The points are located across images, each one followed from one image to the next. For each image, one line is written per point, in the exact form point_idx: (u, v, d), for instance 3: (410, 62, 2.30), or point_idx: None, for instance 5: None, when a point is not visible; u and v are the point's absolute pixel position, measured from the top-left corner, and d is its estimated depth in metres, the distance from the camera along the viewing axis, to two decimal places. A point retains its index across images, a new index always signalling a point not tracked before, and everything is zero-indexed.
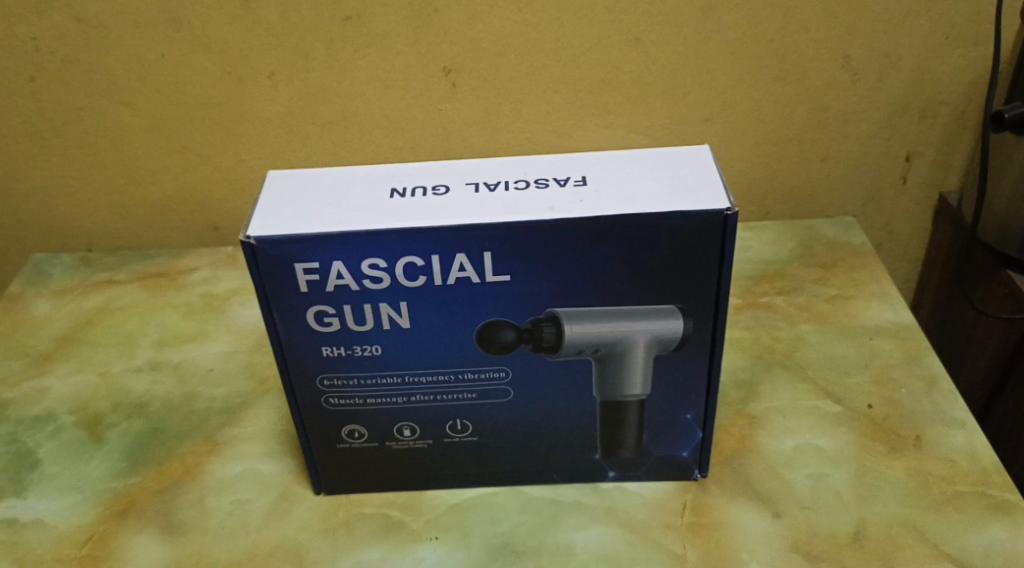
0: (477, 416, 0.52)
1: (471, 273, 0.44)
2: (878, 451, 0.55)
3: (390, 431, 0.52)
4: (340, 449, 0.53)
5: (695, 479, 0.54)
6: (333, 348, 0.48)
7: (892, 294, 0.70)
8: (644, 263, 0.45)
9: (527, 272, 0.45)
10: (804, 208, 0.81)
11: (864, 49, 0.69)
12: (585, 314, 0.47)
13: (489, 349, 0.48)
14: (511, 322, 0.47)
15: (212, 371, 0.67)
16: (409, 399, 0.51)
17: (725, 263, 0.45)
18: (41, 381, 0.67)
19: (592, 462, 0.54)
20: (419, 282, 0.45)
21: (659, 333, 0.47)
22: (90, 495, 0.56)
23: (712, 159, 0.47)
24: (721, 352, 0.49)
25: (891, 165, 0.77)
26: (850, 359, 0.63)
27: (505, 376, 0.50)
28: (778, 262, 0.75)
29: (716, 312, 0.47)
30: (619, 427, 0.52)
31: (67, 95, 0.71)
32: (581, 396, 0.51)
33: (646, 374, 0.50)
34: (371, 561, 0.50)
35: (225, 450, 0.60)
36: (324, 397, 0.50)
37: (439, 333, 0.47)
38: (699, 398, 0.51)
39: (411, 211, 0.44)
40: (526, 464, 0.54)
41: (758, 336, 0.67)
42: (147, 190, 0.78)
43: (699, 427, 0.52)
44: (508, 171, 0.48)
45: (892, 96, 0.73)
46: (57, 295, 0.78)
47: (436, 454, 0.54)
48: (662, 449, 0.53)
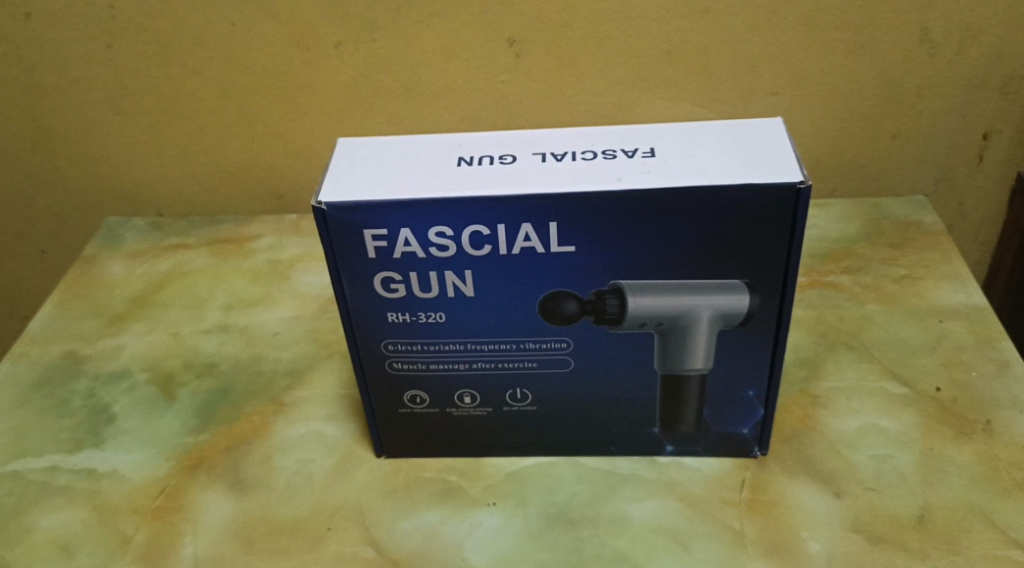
0: (537, 386, 0.52)
1: (537, 243, 0.44)
2: (946, 435, 0.54)
3: (451, 398, 0.53)
4: (402, 413, 0.54)
5: (754, 456, 0.54)
6: (398, 314, 0.49)
7: (964, 275, 0.68)
8: (711, 236, 0.44)
9: (592, 244, 0.45)
10: (873, 186, 0.79)
11: (945, 19, 0.66)
12: (649, 287, 0.47)
13: (552, 319, 0.48)
14: (575, 293, 0.47)
15: (278, 335, 0.69)
16: (470, 367, 0.51)
17: (796, 239, 0.44)
18: (117, 340, 0.70)
19: (650, 435, 0.54)
20: (484, 251, 0.45)
21: (723, 308, 0.47)
22: (164, 449, 0.59)
23: (786, 132, 0.46)
24: (787, 329, 0.48)
25: (968, 142, 0.74)
26: (919, 341, 0.62)
27: (566, 346, 0.50)
28: (844, 241, 0.73)
29: (784, 288, 0.46)
30: (679, 401, 0.52)
31: (141, 63, 0.73)
32: (641, 369, 0.51)
33: (709, 350, 0.50)
34: (430, 523, 0.52)
35: (291, 411, 0.61)
36: (387, 362, 0.51)
37: (502, 302, 0.48)
38: (762, 375, 0.51)
39: (478, 180, 0.44)
40: (583, 436, 0.55)
41: (822, 315, 0.65)
42: (215, 158, 0.80)
43: (761, 405, 0.52)
44: (575, 142, 0.48)
45: (972, 70, 0.69)
46: (130, 258, 0.81)
47: (495, 422, 0.54)
48: (722, 424, 0.53)
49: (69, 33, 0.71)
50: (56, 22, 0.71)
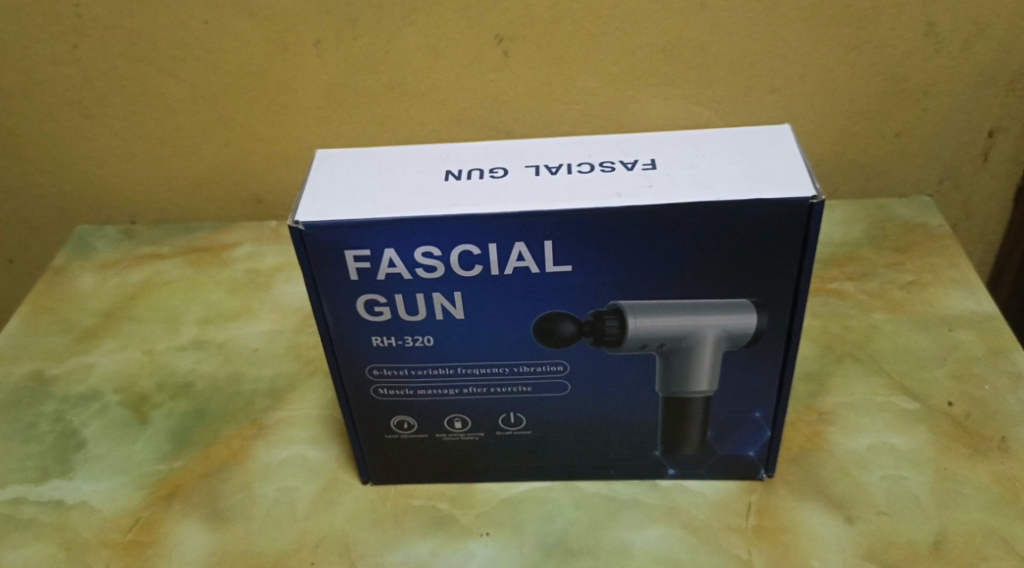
0: (531, 410, 0.49)
1: (531, 263, 0.41)
2: (960, 453, 0.52)
3: (440, 422, 0.50)
4: (389, 439, 0.51)
5: (760, 479, 0.52)
6: (383, 338, 0.46)
7: (973, 280, 0.65)
8: (717, 254, 0.41)
9: (590, 263, 0.42)
10: (875, 186, 0.76)
11: (952, 14, 0.64)
12: (650, 307, 0.44)
13: (547, 341, 0.45)
14: (572, 315, 0.44)
15: (258, 351, 0.66)
16: (461, 391, 0.48)
17: (808, 256, 0.41)
18: (87, 358, 0.66)
19: (651, 459, 0.52)
20: (475, 271, 0.42)
21: (730, 329, 0.44)
22: (137, 477, 0.56)
23: (796, 141, 0.43)
24: (797, 350, 0.45)
25: (973, 140, 0.72)
26: (928, 351, 0.59)
27: (562, 369, 0.47)
28: (847, 245, 0.71)
29: (794, 307, 0.43)
30: (683, 424, 0.49)
31: (109, 64, 0.69)
32: (642, 391, 0.48)
33: (714, 370, 0.47)
34: (420, 556, 0.49)
35: (271, 434, 0.58)
36: (373, 387, 0.48)
37: (495, 324, 0.44)
38: (770, 396, 0.48)
39: (467, 196, 0.41)
40: (581, 459, 0.52)
41: (828, 325, 0.63)
42: (190, 162, 0.76)
43: (769, 426, 0.49)
44: (571, 152, 0.45)
45: (979, 66, 0.67)
46: (101, 269, 0.77)
47: (487, 447, 0.51)
48: (728, 447, 0.50)
49: (31, 32, 0.67)
50: (18, 21, 0.66)
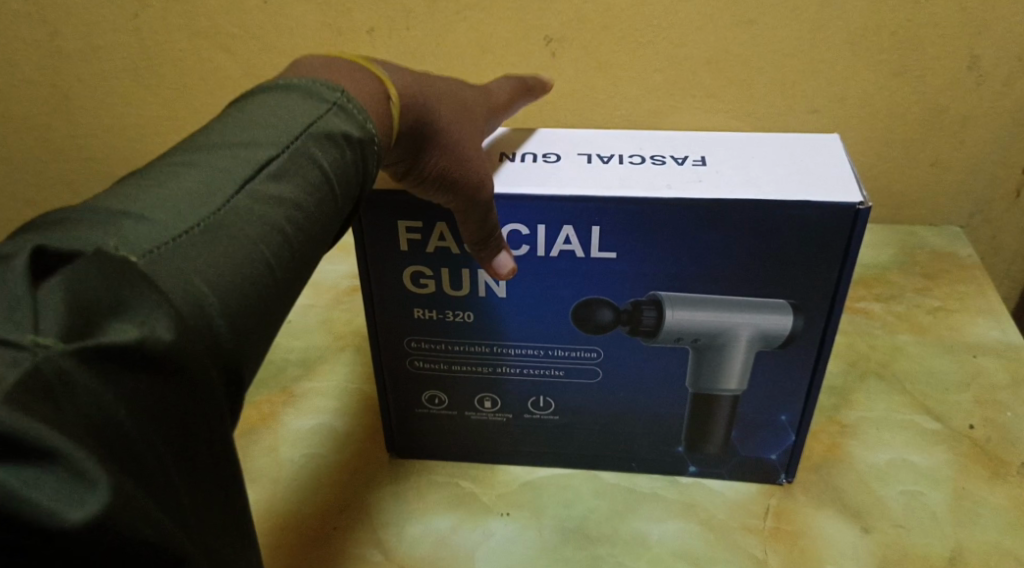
0: (561, 395, 0.50)
1: (576, 247, 0.43)
2: (979, 475, 0.52)
3: (471, 401, 0.51)
4: (418, 413, 0.52)
5: (779, 483, 0.52)
6: (425, 311, 0.47)
7: (1000, 311, 0.66)
8: (759, 253, 0.42)
9: (634, 252, 0.43)
10: (906, 213, 0.77)
11: (996, 48, 0.65)
12: (689, 301, 0.45)
13: (584, 326, 0.46)
14: (611, 302, 0.45)
15: (291, 323, 0.67)
16: (494, 370, 0.49)
17: (848, 261, 0.42)
18: None
19: (673, 455, 0.52)
20: (521, 251, 0.43)
21: (765, 329, 0.45)
22: None
23: (843, 149, 0.44)
24: (828, 355, 0.46)
25: (1008, 175, 0.73)
26: (952, 375, 0.60)
27: (596, 356, 0.48)
28: (876, 267, 0.72)
29: (830, 312, 0.44)
30: (709, 420, 0.50)
31: (168, 35, 0.71)
32: (672, 386, 0.49)
33: (744, 370, 0.48)
34: (441, 530, 0.50)
35: (300, 402, 0.60)
36: (409, 359, 0.50)
37: (536, 306, 0.46)
38: (797, 400, 0.48)
39: (521, 177, 0.42)
40: (604, 449, 0.53)
41: (853, 342, 0.64)
42: None
43: (793, 431, 0.50)
44: (622, 144, 0.46)
45: (1018, 102, 0.68)
46: None
47: (514, 429, 0.52)
48: (750, 448, 0.51)
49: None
50: None
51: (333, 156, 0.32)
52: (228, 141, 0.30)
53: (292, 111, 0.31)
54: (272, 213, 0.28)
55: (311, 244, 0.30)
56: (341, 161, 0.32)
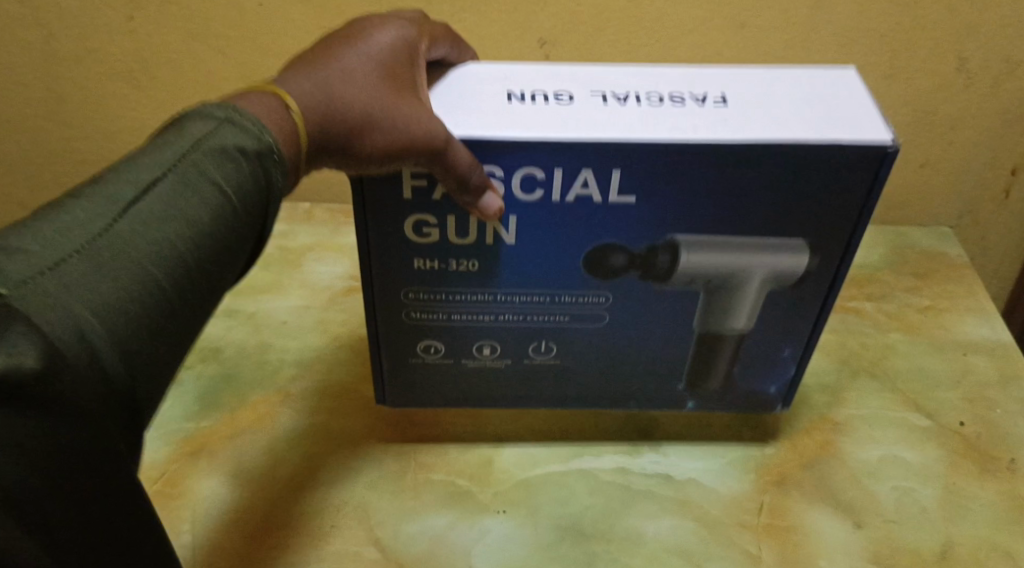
0: (565, 339, 0.51)
1: (595, 191, 0.43)
2: (969, 470, 0.53)
3: (469, 349, 0.52)
4: (413, 363, 0.53)
5: (775, 412, 0.55)
6: (425, 261, 0.47)
7: (989, 310, 0.67)
8: (783, 195, 0.43)
9: (656, 202, 0.43)
10: (896, 213, 0.78)
11: (984, 51, 0.66)
12: (705, 243, 0.45)
13: (597, 272, 0.47)
14: (625, 246, 0.45)
15: (286, 324, 0.67)
16: (496, 319, 0.50)
17: (873, 196, 0.43)
18: None
19: (674, 392, 0.54)
20: (536, 196, 0.43)
21: (778, 268, 0.46)
22: (163, 433, 0.57)
23: (863, 85, 0.44)
24: (838, 291, 0.48)
25: (995, 177, 0.74)
26: (942, 373, 0.61)
27: (604, 300, 0.49)
28: (867, 267, 0.72)
29: (846, 251, 0.45)
30: (712, 357, 0.51)
31: (163, 38, 0.71)
32: (677, 329, 0.50)
33: (753, 309, 0.49)
34: (438, 527, 0.50)
35: (296, 402, 0.60)
36: (405, 309, 0.49)
37: (546, 255, 0.46)
38: (803, 334, 0.51)
39: (538, 119, 0.41)
40: (608, 393, 0.55)
41: (844, 341, 0.64)
42: None
43: (793, 365, 0.52)
44: (637, 81, 0.45)
45: (1006, 104, 0.69)
46: None
47: (512, 373, 0.54)
48: (750, 382, 0.54)
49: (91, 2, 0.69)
50: None
51: (227, 175, 0.33)
52: (119, 175, 0.32)
53: (180, 140, 0.33)
54: (166, 238, 0.30)
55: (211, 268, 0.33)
56: (237, 179, 0.34)
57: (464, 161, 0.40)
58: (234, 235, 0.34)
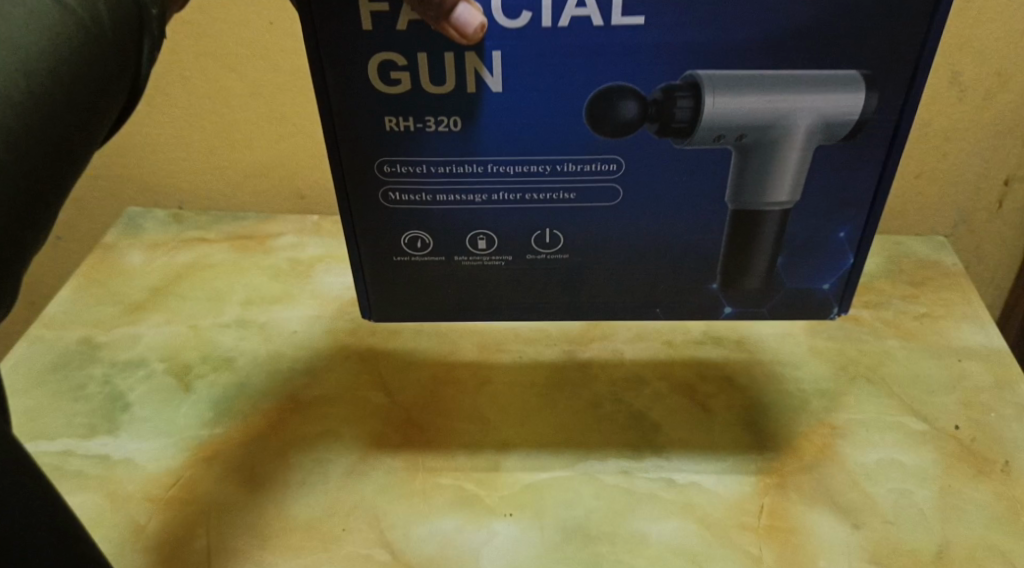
0: (572, 225, 0.44)
1: (593, 12, 0.36)
2: (964, 472, 0.54)
3: (461, 241, 0.44)
4: (397, 262, 0.46)
5: (830, 317, 0.47)
6: (399, 120, 0.40)
7: (984, 317, 0.69)
8: (833, 7, 0.36)
9: (663, 8, 0.36)
10: (892, 223, 0.80)
11: (976, 64, 0.68)
12: (733, 81, 0.38)
13: (602, 128, 0.40)
14: (637, 89, 0.38)
15: (297, 333, 0.69)
16: (488, 199, 0.42)
17: (936, 24, 0.36)
18: (134, 328, 0.69)
19: (709, 295, 0.46)
20: (522, 19, 0.37)
21: (828, 113, 0.39)
22: (178, 440, 0.59)
23: None
24: (905, 140, 0.40)
25: (989, 187, 0.76)
26: (938, 379, 0.62)
27: (616, 169, 0.41)
28: (865, 275, 0.74)
29: (916, 73, 0.38)
30: (753, 245, 0.44)
31: (177, 57, 0.73)
32: (707, 202, 0.43)
33: (798, 177, 0.42)
34: (447, 530, 0.52)
35: (307, 409, 0.61)
36: (384, 189, 0.43)
37: (537, 104, 0.39)
38: (863, 208, 0.43)
39: None
40: (624, 297, 0.47)
41: (842, 348, 0.66)
42: (242, 154, 0.80)
43: (851, 252, 0.44)
44: None
45: (999, 116, 0.71)
46: (149, 249, 0.80)
47: (512, 275, 0.46)
48: (798, 279, 0.46)
49: None
50: None
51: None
52: None
53: None
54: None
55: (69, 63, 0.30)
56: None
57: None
58: (91, 30, 0.31)
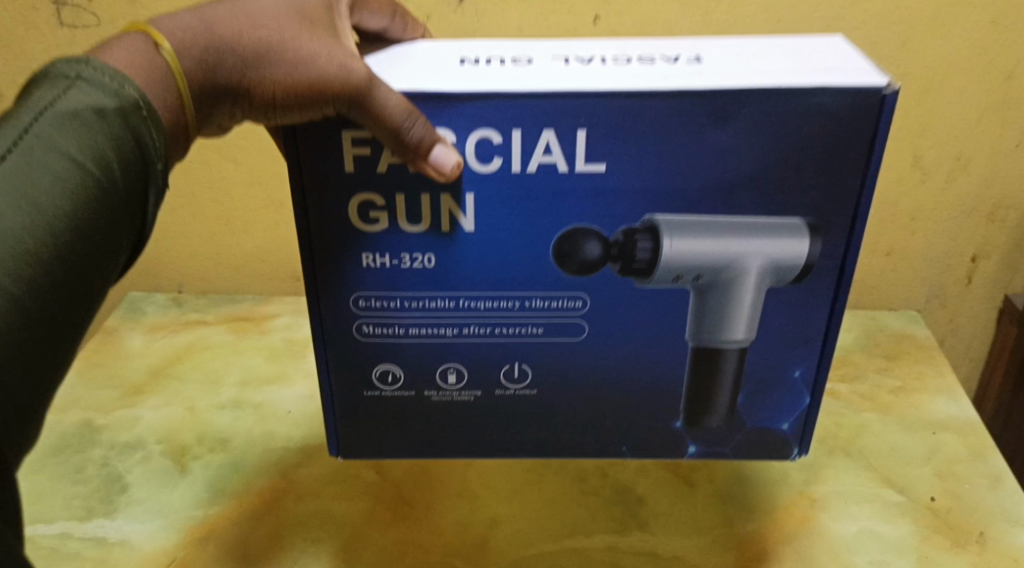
0: (538, 359, 0.49)
1: (558, 159, 0.40)
2: (941, 543, 0.56)
3: (432, 375, 0.50)
4: (368, 395, 0.51)
5: (791, 457, 0.53)
6: (375, 256, 0.44)
7: (956, 389, 0.71)
8: (775, 156, 0.40)
9: (622, 157, 0.40)
10: (865, 298, 0.83)
11: (936, 149, 0.72)
12: (688, 227, 0.43)
13: (568, 266, 0.44)
14: (600, 234, 0.42)
15: (292, 413, 0.71)
16: (459, 331, 0.47)
17: (869, 177, 0.41)
18: (133, 411, 0.71)
19: (673, 430, 0.52)
20: (493, 165, 0.41)
21: (775, 257, 0.43)
22: (174, 521, 0.60)
23: (854, 48, 0.43)
24: (847, 286, 0.45)
25: (957, 264, 0.79)
26: (914, 450, 0.64)
27: (580, 305, 0.46)
28: (841, 349, 0.77)
29: (855, 222, 0.42)
30: (713, 387, 0.49)
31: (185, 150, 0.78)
32: (667, 337, 0.48)
33: (752, 319, 0.47)
34: None
35: (300, 488, 0.63)
36: (358, 322, 0.47)
37: (506, 245, 0.43)
38: (813, 351, 0.48)
39: (487, 74, 0.40)
40: (594, 433, 0.53)
41: (821, 420, 0.68)
42: (243, 240, 0.84)
43: (807, 393, 0.49)
44: (608, 50, 0.45)
45: (961, 197, 0.75)
46: (150, 331, 0.82)
47: (480, 407, 0.51)
48: (757, 419, 0.51)
49: None
50: None
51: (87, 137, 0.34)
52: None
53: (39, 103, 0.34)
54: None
55: (84, 219, 0.33)
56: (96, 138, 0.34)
57: (396, 107, 0.38)
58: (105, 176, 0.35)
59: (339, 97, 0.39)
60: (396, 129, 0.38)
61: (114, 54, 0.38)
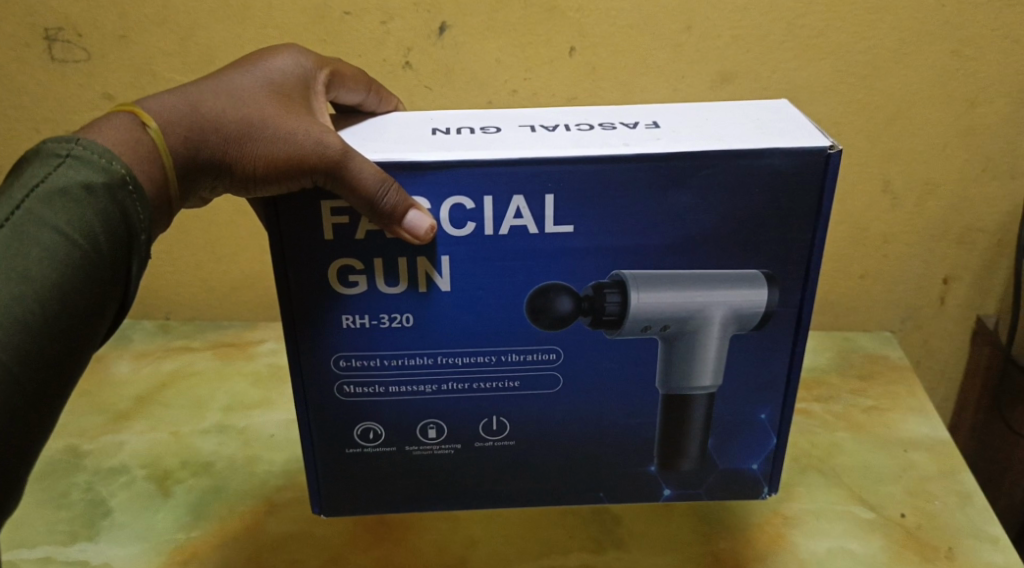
0: (514, 413, 0.51)
1: (528, 221, 0.43)
2: (911, 559, 0.57)
3: (413, 431, 0.51)
4: (350, 452, 0.52)
5: (762, 497, 0.55)
6: (355, 318, 0.46)
7: (928, 409, 0.72)
8: (730, 214, 0.43)
9: (589, 219, 0.43)
10: (840, 320, 0.85)
11: (905, 174, 0.75)
12: (653, 282, 0.45)
13: (541, 321, 0.46)
14: (570, 289, 0.45)
15: (275, 437, 0.72)
16: (438, 388, 0.49)
17: (820, 226, 0.44)
18: (118, 436, 0.72)
19: (648, 475, 0.54)
20: (467, 229, 0.43)
21: (737, 306, 0.46)
22: (156, 544, 0.60)
23: (797, 111, 0.47)
24: (805, 332, 0.48)
25: (930, 286, 0.81)
26: (886, 469, 0.65)
27: (555, 358, 0.49)
28: (816, 370, 0.78)
29: (808, 272, 0.45)
30: (685, 433, 0.52)
31: None
32: (640, 392, 0.50)
33: (717, 366, 0.50)
34: None
35: (282, 511, 0.64)
36: (338, 383, 0.49)
37: (481, 303, 0.46)
38: (778, 393, 0.51)
39: (457, 143, 0.43)
40: (571, 482, 0.55)
41: (795, 440, 0.69)
42: (229, 267, 0.86)
43: (773, 433, 0.52)
44: (568, 117, 0.48)
45: (931, 220, 0.77)
46: (136, 358, 0.83)
47: (461, 459, 0.53)
48: (729, 460, 0.54)
49: None
50: None
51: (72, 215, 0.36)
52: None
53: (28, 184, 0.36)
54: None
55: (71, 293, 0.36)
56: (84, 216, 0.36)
57: (370, 176, 0.40)
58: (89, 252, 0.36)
59: (316, 170, 0.41)
60: (371, 197, 0.40)
61: (103, 135, 0.39)
